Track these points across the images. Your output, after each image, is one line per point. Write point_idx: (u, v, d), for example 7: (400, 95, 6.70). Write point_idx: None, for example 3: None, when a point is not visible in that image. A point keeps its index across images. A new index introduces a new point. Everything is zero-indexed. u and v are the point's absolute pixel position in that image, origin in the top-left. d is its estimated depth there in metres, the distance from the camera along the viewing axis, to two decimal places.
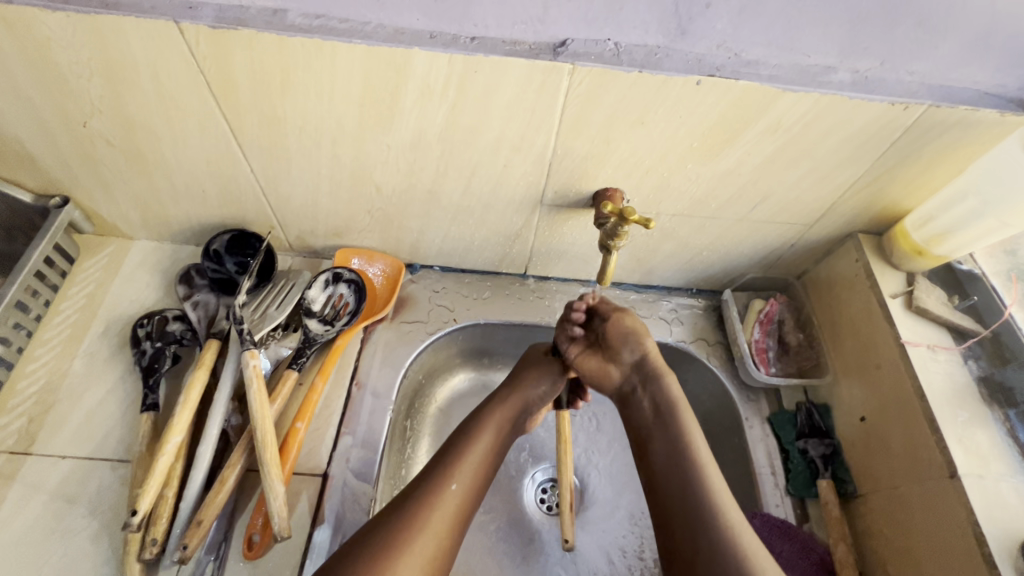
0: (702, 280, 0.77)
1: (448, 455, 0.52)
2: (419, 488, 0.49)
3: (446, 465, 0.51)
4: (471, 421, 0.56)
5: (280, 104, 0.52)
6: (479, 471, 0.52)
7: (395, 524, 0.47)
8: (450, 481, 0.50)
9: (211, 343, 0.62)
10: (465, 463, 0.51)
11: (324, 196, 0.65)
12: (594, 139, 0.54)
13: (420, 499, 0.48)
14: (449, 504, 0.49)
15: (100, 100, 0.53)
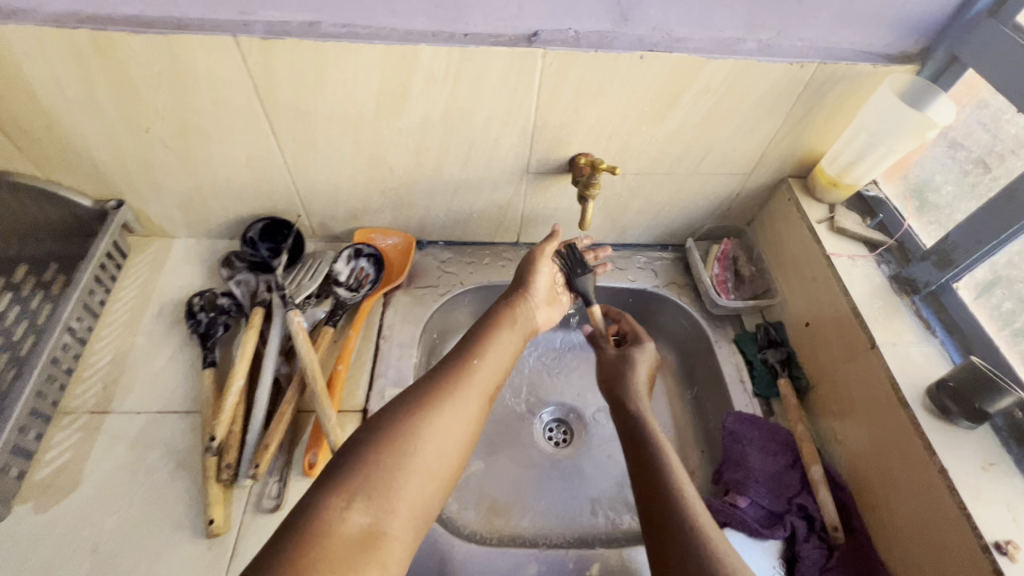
0: (668, 235, 0.91)
1: (468, 345, 0.61)
2: (449, 365, 0.58)
3: (474, 346, 0.61)
4: (487, 321, 0.65)
5: (313, 99, 0.65)
6: (499, 363, 0.61)
7: (422, 392, 0.54)
8: (472, 360, 0.59)
9: (254, 319, 0.71)
10: (489, 349, 0.61)
11: (345, 181, 0.77)
12: (566, 111, 0.68)
13: (426, 395, 0.54)
14: (481, 375, 0.58)
15: (164, 107, 0.65)
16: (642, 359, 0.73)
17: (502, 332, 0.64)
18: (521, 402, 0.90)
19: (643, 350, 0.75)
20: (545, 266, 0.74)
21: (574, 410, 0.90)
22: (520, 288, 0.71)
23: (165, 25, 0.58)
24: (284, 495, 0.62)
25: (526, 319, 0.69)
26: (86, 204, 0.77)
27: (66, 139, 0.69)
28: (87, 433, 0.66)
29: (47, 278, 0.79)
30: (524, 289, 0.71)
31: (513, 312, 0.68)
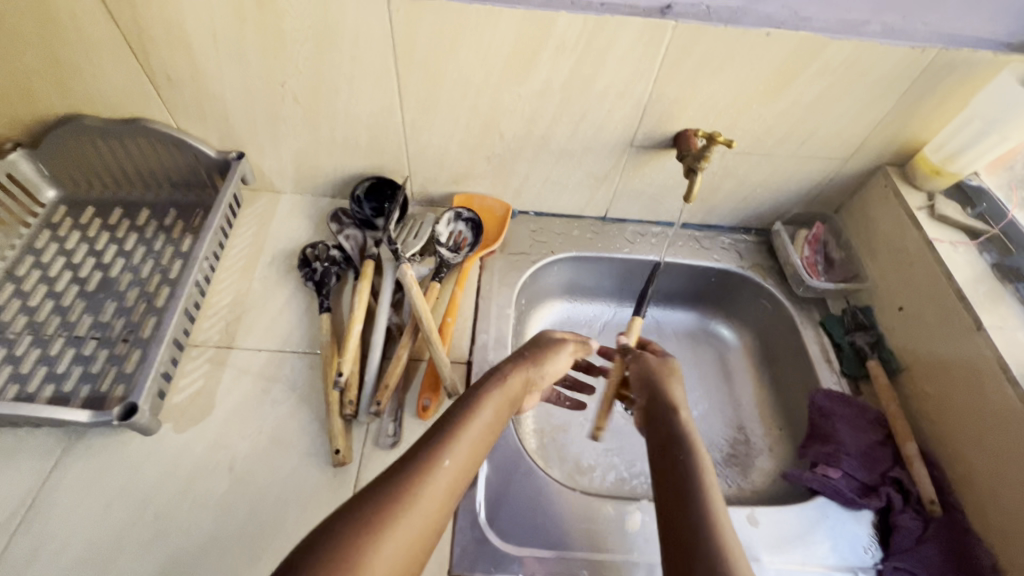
0: (753, 218, 0.92)
1: (443, 429, 0.50)
2: (415, 458, 0.47)
3: (448, 435, 0.50)
4: (472, 397, 0.55)
5: (445, 62, 0.68)
6: (473, 455, 0.50)
7: (372, 500, 0.43)
8: (444, 455, 0.48)
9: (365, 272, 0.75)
10: (461, 442, 0.50)
11: (455, 145, 0.80)
12: (682, 85, 0.71)
13: (377, 506, 0.43)
14: (440, 482, 0.46)
15: (304, 62, 0.69)
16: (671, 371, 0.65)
17: (486, 413, 0.54)
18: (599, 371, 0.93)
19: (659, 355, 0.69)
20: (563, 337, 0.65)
21: None
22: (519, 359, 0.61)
23: None
24: (400, 435, 0.66)
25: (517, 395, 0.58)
26: (209, 153, 0.81)
27: (204, 88, 0.73)
28: (215, 364, 0.70)
29: (167, 223, 0.84)
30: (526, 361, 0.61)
31: (508, 388, 0.57)
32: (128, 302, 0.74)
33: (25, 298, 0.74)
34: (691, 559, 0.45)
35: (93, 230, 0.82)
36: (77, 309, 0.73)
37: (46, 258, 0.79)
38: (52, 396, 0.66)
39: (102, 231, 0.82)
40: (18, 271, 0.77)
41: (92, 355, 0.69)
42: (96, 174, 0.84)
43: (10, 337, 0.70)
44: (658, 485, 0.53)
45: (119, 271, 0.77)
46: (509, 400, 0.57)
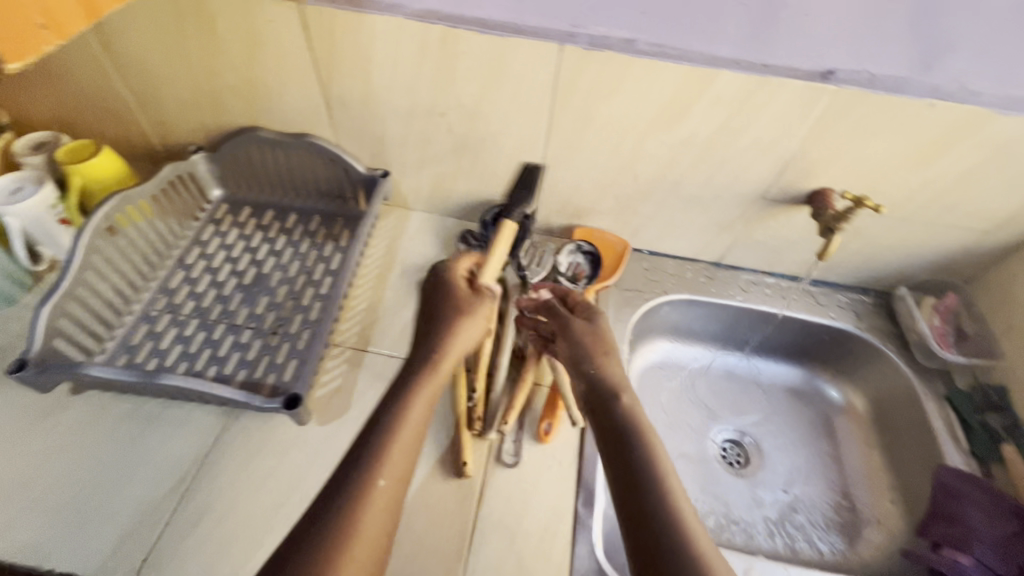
0: (874, 280, 0.91)
1: (369, 445, 0.51)
2: (345, 482, 0.48)
3: (375, 453, 0.50)
4: (395, 398, 0.55)
5: (599, 106, 0.72)
6: (407, 462, 0.51)
7: (331, 531, 0.45)
8: (377, 476, 0.49)
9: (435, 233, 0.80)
10: (391, 456, 0.50)
11: (587, 182, 0.84)
12: (829, 146, 0.72)
13: (331, 542, 0.44)
14: (377, 502, 0.48)
15: (467, 97, 0.75)
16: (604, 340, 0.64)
17: (412, 416, 0.54)
18: (696, 414, 0.93)
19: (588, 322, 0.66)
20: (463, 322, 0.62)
21: (748, 434, 0.91)
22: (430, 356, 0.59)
23: (506, 27, 0.66)
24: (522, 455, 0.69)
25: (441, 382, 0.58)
26: (359, 170, 0.89)
27: (370, 112, 0.80)
28: (353, 365, 0.76)
29: (312, 228, 0.92)
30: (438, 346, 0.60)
31: (418, 386, 0.56)
32: (279, 298, 0.82)
33: (193, 284, 0.83)
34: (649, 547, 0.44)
35: (249, 227, 0.92)
36: (235, 299, 0.81)
37: (210, 250, 0.88)
38: (215, 375, 0.73)
39: (257, 230, 0.91)
40: (189, 260, 0.86)
41: (248, 342, 0.76)
42: (257, 178, 0.93)
43: (181, 318, 0.78)
44: (615, 480, 0.50)
45: (271, 268, 0.85)
46: (431, 390, 0.56)
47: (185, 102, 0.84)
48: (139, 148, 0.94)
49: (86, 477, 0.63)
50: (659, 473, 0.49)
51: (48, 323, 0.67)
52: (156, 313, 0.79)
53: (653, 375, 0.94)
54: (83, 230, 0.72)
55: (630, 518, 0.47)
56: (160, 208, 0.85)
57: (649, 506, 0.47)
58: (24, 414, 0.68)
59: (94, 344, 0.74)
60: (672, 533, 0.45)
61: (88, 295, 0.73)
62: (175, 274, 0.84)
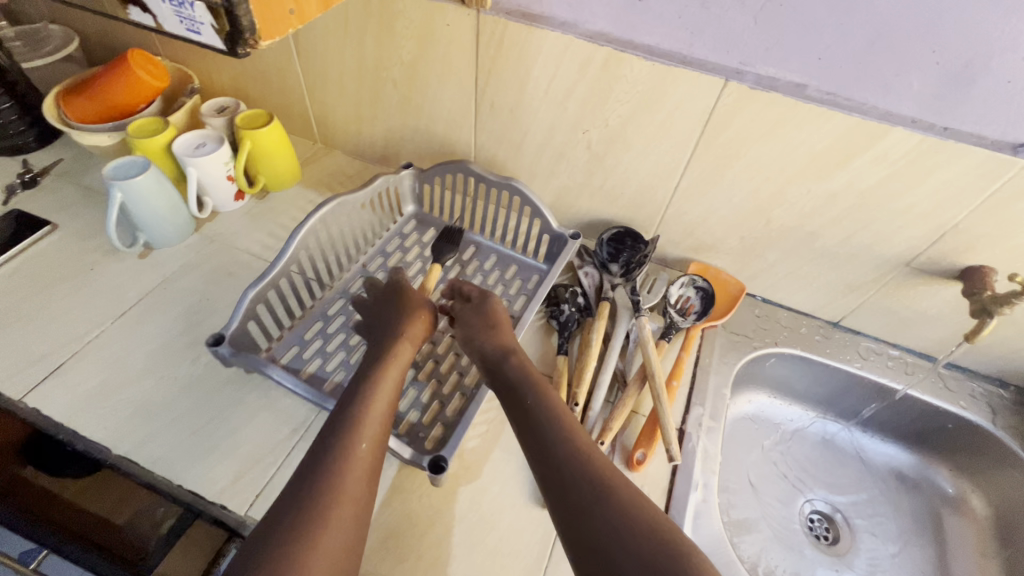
0: (1018, 374, 0.82)
1: (348, 414, 0.56)
2: (330, 443, 0.53)
3: (347, 425, 0.55)
4: (363, 378, 0.61)
5: (747, 146, 0.72)
6: (381, 431, 0.56)
7: (316, 490, 0.49)
8: (358, 442, 0.54)
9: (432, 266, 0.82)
10: (366, 424, 0.55)
11: (715, 218, 0.83)
12: (1001, 223, 0.66)
13: (316, 499, 0.49)
14: (356, 467, 0.52)
15: (615, 118, 0.77)
16: (503, 329, 0.69)
17: (379, 392, 0.59)
18: (786, 477, 0.88)
19: (484, 305, 0.72)
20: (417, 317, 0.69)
21: (840, 510, 0.86)
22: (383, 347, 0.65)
23: (672, 57, 0.68)
24: None
25: (401, 361, 0.64)
26: (552, 226, 0.87)
27: (514, 120, 0.84)
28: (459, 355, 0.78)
29: (488, 268, 0.92)
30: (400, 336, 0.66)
31: (383, 366, 0.62)
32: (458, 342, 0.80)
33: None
34: (588, 524, 0.48)
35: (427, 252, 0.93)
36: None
37: (391, 264, 0.91)
38: None
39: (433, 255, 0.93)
40: (367, 269, 0.89)
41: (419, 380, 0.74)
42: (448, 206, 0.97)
43: (352, 325, 0.80)
44: (541, 464, 0.54)
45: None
46: (393, 372, 0.62)
47: (348, 89, 0.92)
48: (300, 124, 1.04)
49: (217, 407, 0.70)
50: (585, 457, 0.53)
51: (249, 306, 0.71)
52: (331, 314, 0.81)
53: (747, 427, 0.90)
54: (300, 227, 0.77)
55: (570, 504, 0.50)
56: (361, 217, 0.89)
57: (581, 488, 0.50)
58: (175, 343, 0.77)
59: (274, 331, 0.77)
60: (613, 521, 0.47)
61: (286, 286, 0.77)
62: (357, 281, 0.87)
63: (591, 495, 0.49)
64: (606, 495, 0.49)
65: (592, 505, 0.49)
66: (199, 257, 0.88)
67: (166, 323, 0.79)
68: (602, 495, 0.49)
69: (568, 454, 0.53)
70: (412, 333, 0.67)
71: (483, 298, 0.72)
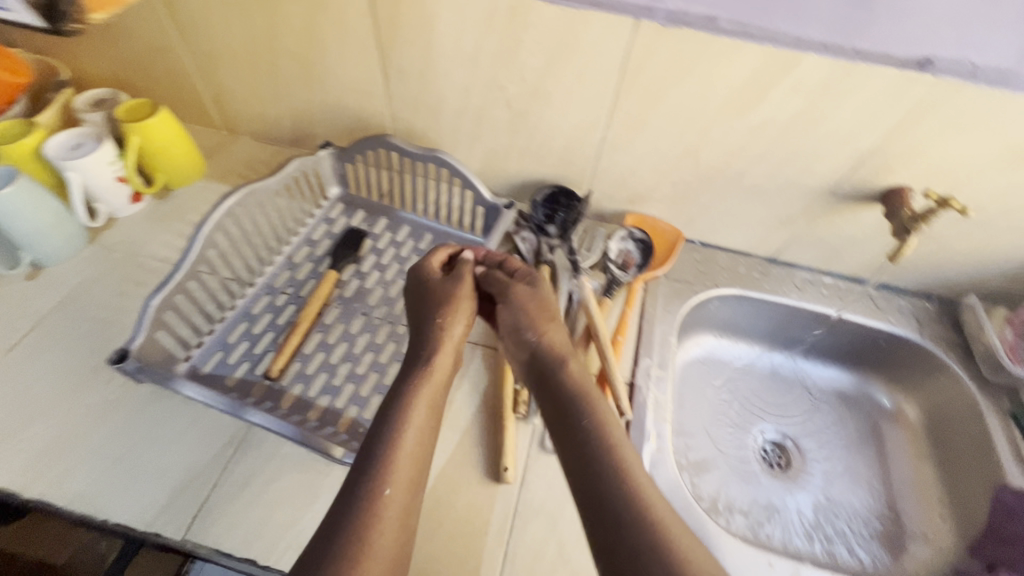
0: (942, 286, 0.86)
1: (377, 451, 0.50)
2: (356, 488, 0.48)
3: (379, 464, 0.49)
4: (393, 403, 0.55)
5: (667, 87, 0.69)
6: (416, 469, 0.51)
7: (342, 547, 0.44)
8: (385, 485, 0.48)
9: (329, 273, 0.79)
10: (397, 466, 0.50)
11: (645, 167, 0.81)
12: (915, 140, 0.67)
13: (340, 555, 0.43)
14: (387, 513, 0.47)
15: (530, 71, 0.72)
16: (552, 320, 0.65)
17: (416, 418, 0.54)
18: (739, 412, 0.91)
19: (532, 288, 0.67)
20: (456, 316, 0.64)
21: (790, 437, 0.89)
22: (418, 354, 0.61)
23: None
24: None
25: (438, 373, 0.59)
26: (484, 197, 0.83)
27: (427, 83, 0.78)
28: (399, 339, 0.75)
29: (423, 247, 0.87)
30: (437, 336, 0.62)
31: (417, 380, 0.57)
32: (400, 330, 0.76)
33: (297, 288, 0.78)
34: (645, 575, 0.42)
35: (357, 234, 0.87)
36: (333, 312, 0.77)
37: (320, 250, 0.84)
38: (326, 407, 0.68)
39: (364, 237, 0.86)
40: (292, 260, 0.82)
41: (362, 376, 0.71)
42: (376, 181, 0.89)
43: (280, 323, 0.74)
44: (585, 501, 0.48)
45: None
46: (427, 387, 0.57)
47: (241, 65, 0.83)
48: (196, 110, 0.95)
49: (139, 429, 0.65)
50: (635, 497, 0.47)
51: (155, 314, 0.64)
52: (255, 311, 0.75)
53: (698, 370, 0.92)
54: (203, 222, 0.69)
55: (621, 553, 0.44)
56: (277, 205, 0.81)
57: (631, 535, 0.45)
58: (82, 368, 0.70)
59: (192, 337, 0.71)
60: (672, 572, 0.42)
61: (195, 288, 0.70)
62: (281, 273, 0.80)
63: (643, 541, 0.44)
64: (662, 544, 0.44)
65: (647, 555, 0.43)
66: (100, 270, 0.80)
67: (69, 347, 0.72)
68: (658, 542, 0.44)
69: (624, 495, 0.47)
70: (448, 334, 0.63)
71: (496, 271, 0.70)
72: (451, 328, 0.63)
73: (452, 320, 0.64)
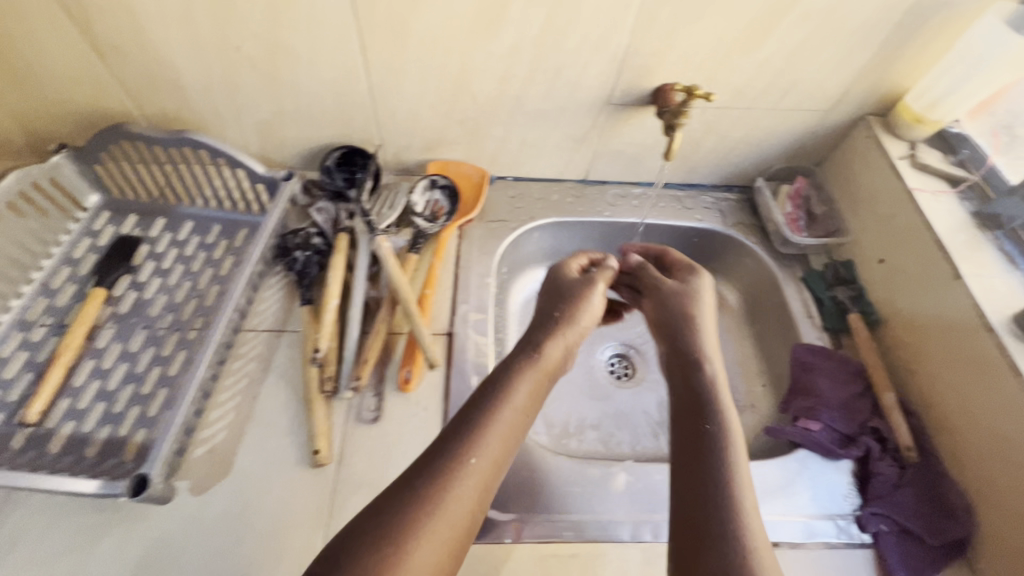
0: (735, 175, 0.91)
1: (467, 429, 0.47)
2: (439, 459, 0.45)
3: (470, 437, 0.47)
4: (491, 390, 0.51)
5: (408, 19, 0.65)
6: (504, 447, 0.48)
7: (388, 524, 0.41)
8: (469, 455, 0.45)
9: (99, 290, 0.69)
10: (487, 438, 0.47)
11: (426, 109, 0.77)
12: (660, 35, 0.67)
13: (383, 525, 0.40)
14: (468, 487, 0.44)
15: (259, 23, 0.65)
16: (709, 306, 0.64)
17: (519, 394, 0.51)
18: None
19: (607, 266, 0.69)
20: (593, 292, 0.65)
21: (633, 346, 0.93)
22: (534, 340, 0.58)
23: None
24: (382, 409, 0.66)
25: (549, 364, 0.56)
26: (259, 170, 0.76)
27: (152, 56, 0.68)
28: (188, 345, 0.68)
29: (210, 242, 0.78)
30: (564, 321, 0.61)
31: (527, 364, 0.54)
32: (190, 335, 0.69)
33: (59, 317, 0.69)
34: (701, 535, 0.42)
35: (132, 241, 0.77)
36: (107, 334, 0.68)
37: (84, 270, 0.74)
38: (107, 439, 0.60)
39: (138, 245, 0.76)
40: (49, 287, 0.71)
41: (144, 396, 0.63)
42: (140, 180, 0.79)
43: (39, 360, 0.65)
44: (679, 479, 0.47)
45: (201, 290, 0.73)
46: (539, 377, 0.54)
47: None
48: None
49: None
50: (729, 452, 0.47)
51: None
52: (4, 354, 0.65)
53: (536, 304, 0.92)
54: None
55: (689, 520, 0.43)
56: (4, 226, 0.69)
57: (716, 495, 0.44)
58: None
59: None
60: (727, 519, 0.42)
61: None
62: (35, 303, 0.69)
63: (723, 499, 0.44)
64: (726, 505, 0.43)
65: (712, 520, 0.42)
66: None
67: None
68: (729, 506, 0.43)
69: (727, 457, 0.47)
70: (585, 308, 0.63)
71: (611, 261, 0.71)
72: (589, 302, 0.64)
73: (588, 299, 0.64)
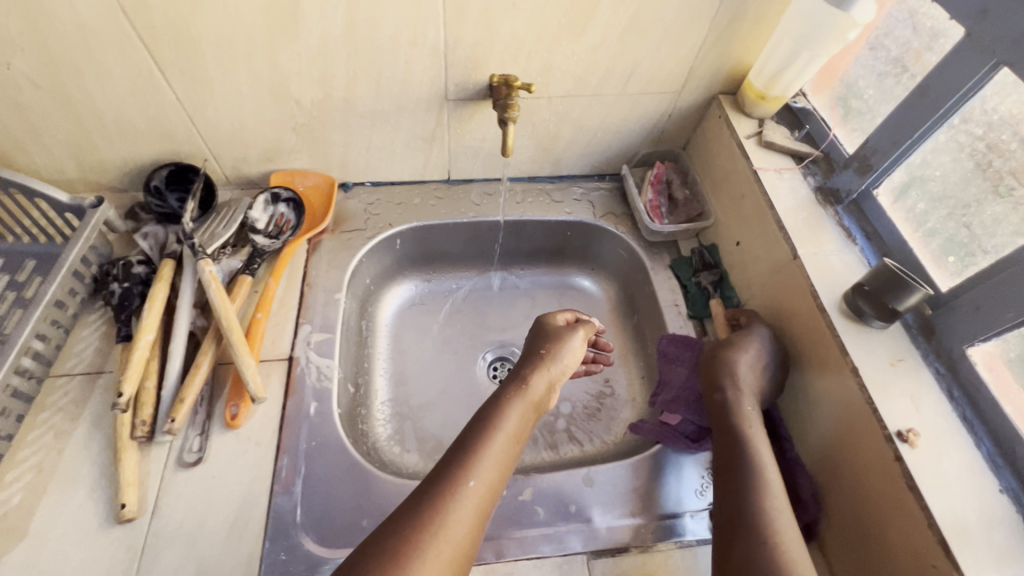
0: (603, 163, 0.88)
1: (461, 456, 0.48)
2: (439, 477, 0.46)
3: (469, 458, 0.48)
4: (491, 411, 0.53)
5: (194, 23, 0.59)
6: (499, 472, 0.49)
7: (390, 538, 0.42)
8: (468, 477, 0.46)
9: None
10: (483, 460, 0.48)
11: (249, 119, 0.71)
12: (477, 25, 0.63)
13: (401, 540, 0.41)
14: (468, 506, 0.45)
15: (18, 35, 0.56)
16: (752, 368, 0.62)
17: (509, 421, 0.53)
18: (463, 340, 0.86)
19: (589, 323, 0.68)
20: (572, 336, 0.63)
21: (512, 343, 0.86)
22: (525, 371, 0.58)
23: None
24: (206, 449, 0.61)
25: (536, 399, 0.56)
26: (62, 198, 0.68)
27: None
28: None
29: None
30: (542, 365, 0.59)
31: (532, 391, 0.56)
32: None
33: None
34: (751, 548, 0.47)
35: None
36: None
37: None
38: None
39: None
40: None
41: None
42: None
43: None
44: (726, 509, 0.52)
45: None
46: (529, 408, 0.55)
47: None
48: None
49: None
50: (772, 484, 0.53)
51: None
52: None
53: (409, 313, 0.87)
54: None
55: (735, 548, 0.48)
56: None
57: (751, 521, 0.49)
58: None
59: None
60: (756, 539, 0.48)
61: None
62: None
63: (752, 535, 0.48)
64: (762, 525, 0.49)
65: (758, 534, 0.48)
66: None
67: None
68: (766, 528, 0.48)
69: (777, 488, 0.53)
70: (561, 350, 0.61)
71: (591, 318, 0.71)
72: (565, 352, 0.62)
73: (565, 344, 0.62)
